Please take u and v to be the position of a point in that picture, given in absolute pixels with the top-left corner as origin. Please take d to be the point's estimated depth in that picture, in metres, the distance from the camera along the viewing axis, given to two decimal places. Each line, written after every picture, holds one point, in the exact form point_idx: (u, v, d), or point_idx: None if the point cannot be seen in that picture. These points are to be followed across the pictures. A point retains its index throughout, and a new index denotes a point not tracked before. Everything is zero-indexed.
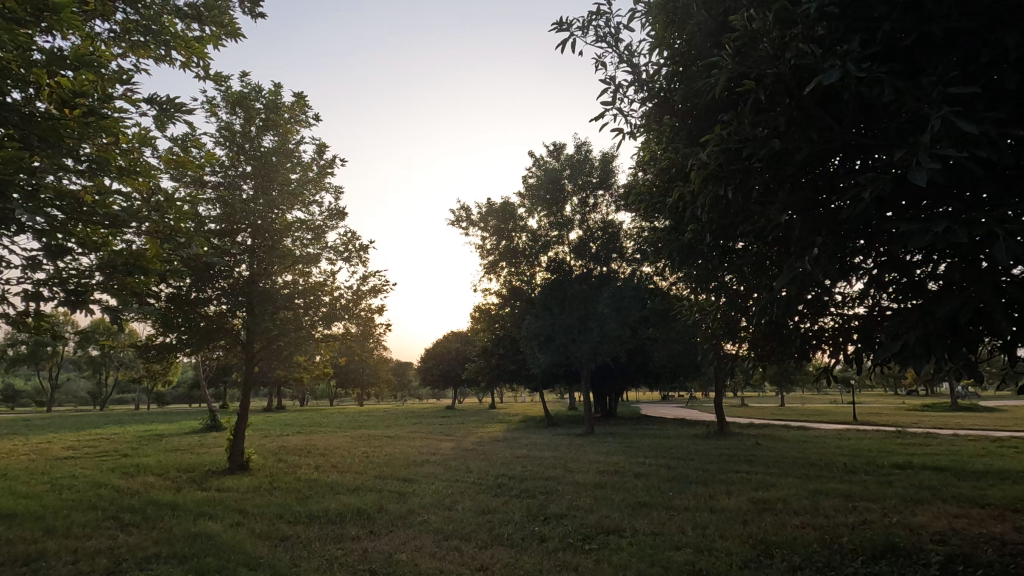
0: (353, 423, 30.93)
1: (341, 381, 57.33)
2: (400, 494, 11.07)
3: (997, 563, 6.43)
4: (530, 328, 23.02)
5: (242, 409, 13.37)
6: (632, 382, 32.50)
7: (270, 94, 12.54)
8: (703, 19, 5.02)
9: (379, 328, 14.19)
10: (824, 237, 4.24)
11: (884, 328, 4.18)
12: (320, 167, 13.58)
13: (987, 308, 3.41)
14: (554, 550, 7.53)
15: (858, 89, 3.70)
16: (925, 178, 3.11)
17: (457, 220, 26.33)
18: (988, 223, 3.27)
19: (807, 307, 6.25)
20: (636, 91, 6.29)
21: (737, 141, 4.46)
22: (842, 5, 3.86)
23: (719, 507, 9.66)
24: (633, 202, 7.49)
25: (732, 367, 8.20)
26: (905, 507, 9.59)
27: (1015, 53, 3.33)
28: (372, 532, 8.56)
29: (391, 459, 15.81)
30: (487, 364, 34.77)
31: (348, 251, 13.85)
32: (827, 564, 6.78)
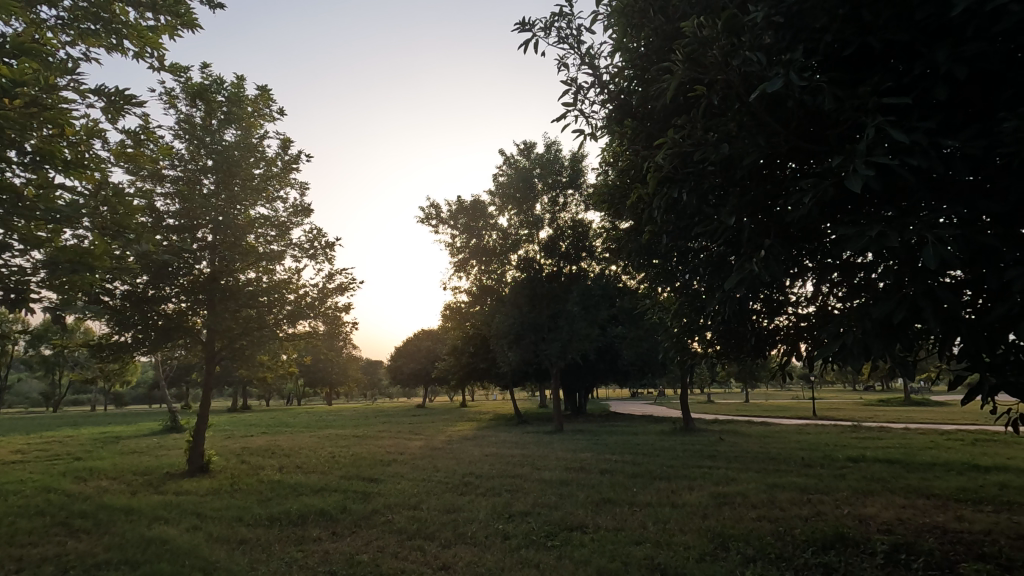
0: (319, 423, 30.36)
1: (309, 381, 56.27)
2: (364, 494, 10.96)
3: (936, 551, 6.74)
4: (500, 326, 23.07)
5: (202, 409, 13.03)
6: (601, 380, 32.84)
7: (232, 87, 12.23)
8: (660, 24, 5.10)
9: (345, 327, 14.00)
10: (772, 240, 4.37)
11: (827, 327, 4.34)
12: (286, 162, 13.34)
13: (918, 309, 3.56)
14: (517, 548, 7.58)
15: (802, 97, 3.84)
16: (860, 184, 3.25)
17: (427, 217, 26.13)
18: (918, 228, 3.42)
19: (763, 305, 6.40)
20: (597, 93, 6.33)
21: (690, 144, 4.57)
22: (788, 15, 4.00)
23: (681, 502, 9.87)
24: (598, 202, 7.58)
25: (694, 366, 8.38)
26: (855, 498, 9.98)
27: (945, 66, 3.50)
28: (335, 533, 8.46)
29: (358, 458, 15.65)
30: (457, 363, 34.64)
31: (313, 248, 13.65)
32: (780, 556, 7.00)
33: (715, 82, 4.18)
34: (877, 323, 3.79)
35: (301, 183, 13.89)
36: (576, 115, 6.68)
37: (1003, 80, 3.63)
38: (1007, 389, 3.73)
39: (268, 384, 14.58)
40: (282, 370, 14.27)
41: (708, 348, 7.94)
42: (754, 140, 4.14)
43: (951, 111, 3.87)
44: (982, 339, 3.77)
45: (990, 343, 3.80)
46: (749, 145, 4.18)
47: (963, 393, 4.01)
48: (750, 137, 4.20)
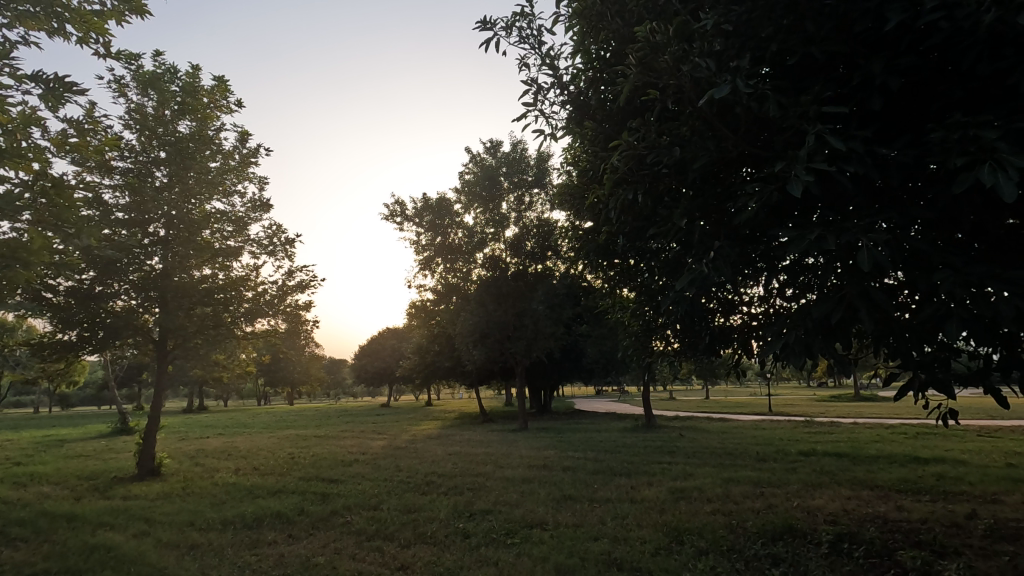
0: (278, 424, 29.61)
1: (269, 381, 54.82)
2: (323, 495, 10.76)
3: (876, 539, 7.06)
4: (465, 325, 22.99)
5: (154, 411, 12.55)
6: (566, 379, 33.13)
7: (187, 76, 11.82)
8: (618, 27, 5.16)
9: (306, 326, 13.69)
10: (721, 241, 4.50)
11: (773, 326, 4.48)
12: (244, 156, 12.96)
13: (853, 309, 3.72)
14: (476, 546, 7.58)
15: (748, 104, 3.97)
16: (800, 189, 3.38)
17: (392, 215, 25.83)
18: (854, 231, 3.58)
19: (718, 304, 6.58)
20: (557, 94, 6.35)
21: (644, 147, 4.66)
22: (736, 24, 4.13)
23: (639, 497, 10.06)
24: (560, 202, 7.64)
25: (654, 364, 8.54)
26: (805, 490, 10.38)
27: (880, 78, 3.67)
28: (291, 536, 8.28)
29: (318, 459, 15.35)
30: (421, 361, 34.34)
31: (272, 245, 13.32)
32: (731, 548, 7.22)
33: (668, 86, 4.29)
34: (817, 322, 3.96)
35: (260, 177, 13.53)
36: (537, 115, 6.69)
37: (933, 92, 3.84)
38: (935, 385, 3.94)
39: (223, 384, 14.15)
40: (238, 370, 13.87)
41: (667, 347, 8.10)
42: (704, 144, 4.26)
43: (886, 121, 4.06)
44: (914, 338, 3.96)
45: (920, 342, 4.00)
46: (700, 150, 4.30)
47: (896, 390, 4.19)
48: (701, 140, 4.31)
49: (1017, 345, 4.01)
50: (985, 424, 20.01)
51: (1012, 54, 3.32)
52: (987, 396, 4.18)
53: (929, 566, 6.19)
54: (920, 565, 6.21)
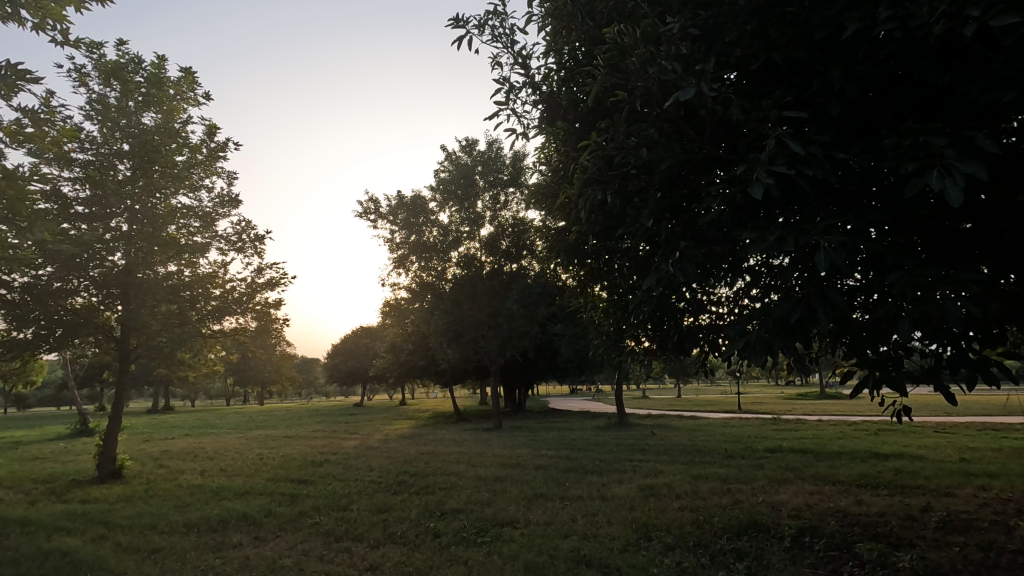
0: (247, 424, 29.00)
1: (238, 380, 53.66)
2: (292, 496, 10.58)
3: (837, 533, 7.27)
4: (439, 324, 22.88)
5: (115, 412, 12.16)
6: (541, 377, 33.26)
7: (152, 67, 11.47)
8: (588, 28, 5.20)
9: (276, 324, 13.42)
10: (687, 241, 4.58)
11: (736, 325, 4.59)
12: (211, 150, 12.64)
13: (810, 310, 3.84)
14: (446, 546, 7.56)
15: (712, 107, 4.05)
16: (761, 191, 3.48)
17: (366, 212, 25.53)
18: (811, 233, 3.70)
19: (687, 304, 6.68)
20: (528, 94, 6.36)
21: (612, 148, 4.72)
22: (702, 28, 4.21)
23: (610, 495, 10.17)
24: (533, 201, 7.66)
25: (626, 363, 8.62)
26: (770, 486, 10.63)
27: (838, 85, 3.78)
28: (257, 538, 8.13)
29: (287, 460, 15.07)
30: (395, 360, 34.04)
31: (241, 241, 13.04)
32: (697, 543, 7.35)
33: (636, 88, 4.35)
34: (777, 321, 4.06)
35: (229, 172, 13.22)
36: (509, 114, 6.69)
37: (888, 100, 3.98)
38: (887, 381, 4.09)
39: (189, 383, 13.80)
40: (205, 368, 13.55)
41: (639, 347, 8.18)
42: (670, 146, 4.34)
43: (845, 126, 4.18)
44: (869, 336, 4.09)
45: (874, 341, 4.15)
46: (666, 151, 4.37)
47: (852, 387, 4.32)
48: (668, 142, 4.38)
49: (965, 344, 4.18)
50: (941, 420, 20.78)
51: (960, 64, 3.47)
52: (937, 394, 4.34)
53: (885, 558, 6.37)
54: (877, 557, 6.39)
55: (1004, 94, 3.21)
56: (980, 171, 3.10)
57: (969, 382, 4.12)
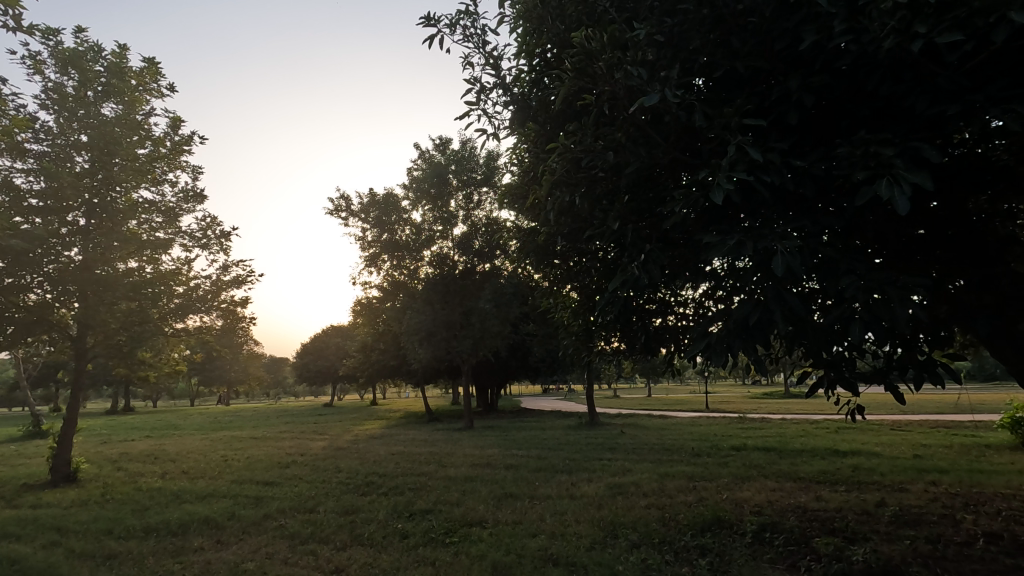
0: (212, 425, 28.30)
1: (203, 380, 52.30)
2: (257, 499, 10.37)
3: (795, 529, 7.50)
4: (411, 323, 22.71)
5: (70, 413, 11.72)
6: (513, 377, 33.32)
7: (113, 56, 11.08)
8: (558, 31, 5.25)
9: (243, 323, 13.12)
10: (651, 245, 4.67)
11: (699, 327, 4.70)
12: (175, 143, 12.28)
13: (767, 312, 3.96)
14: (414, 546, 7.52)
15: (677, 113, 4.14)
16: (721, 197, 3.58)
17: (337, 210, 25.16)
18: (768, 238, 3.81)
19: (654, 305, 6.80)
20: (499, 94, 6.38)
21: (580, 151, 4.78)
22: (668, 35, 4.30)
23: (579, 493, 10.28)
24: (505, 201, 7.68)
25: (596, 363, 8.71)
26: (735, 483, 10.88)
27: (796, 94, 3.92)
28: (219, 541, 7.95)
29: (253, 462, 14.76)
30: (366, 360, 33.69)
31: (205, 238, 12.70)
32: (662, 540, 7.49)
33: (603, 92, 4.41)
34: (737, 323, 4.18)
35: (194, 167, 12.87)
36: (480, 115, 6.69)
37: (843, 111, 4.12)
38: (840, 381, 4.24)
39: (150, 383, 13.39)
40: (167, 368, 13.17)
41: (608, 347, 8.26)
42: (636, 150, 4.42)
43: (803, 135, 4.31)
44: (824, 338, 4.25)
45: (828, 342, 4.30)
46: (632, 155, 4.45)
47: (807, 387, 4.46)
48: (634, 146, 4.46)
49: (913, 345, 4.37)
50: (897, 418, 21.56)
51: (910, 78, 3.62)
52: (887, 393, 4.52)
53: (841, 551, 6.58)
54: (833, 551, 6.59)
55: (949, 107, 3.41)
56: (926, 180, 3.25)
57: (916, 383, 4.30)
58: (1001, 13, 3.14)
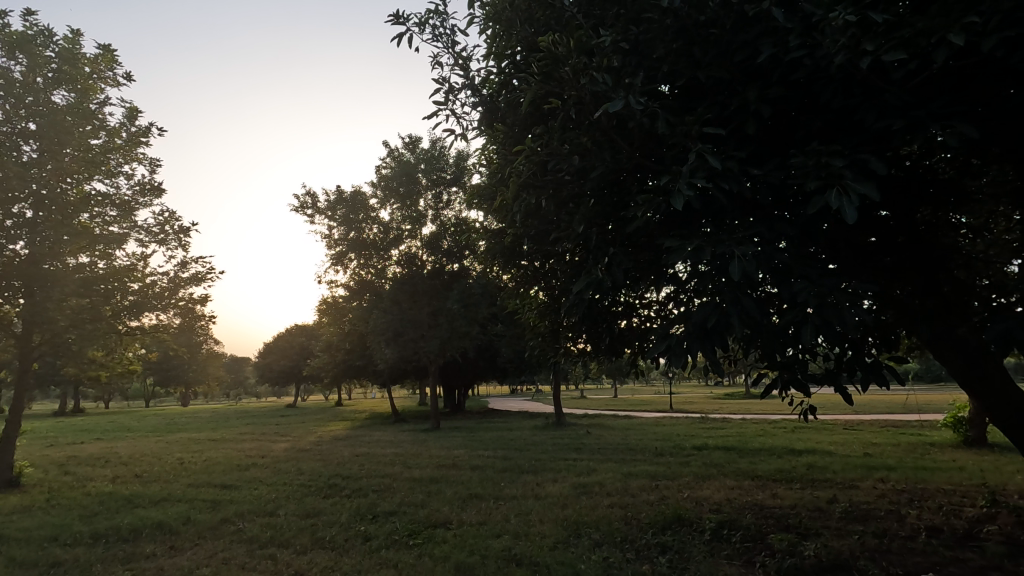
0: (168, 427, 27.34)
1: (159, 380, 50.49)
2: (214, 502, 10.07)
3: (752, 525, 7.73)
4: (378, 323, 22.46)
5: (13, 414, 11.13)
6: (481, 378, 33.29)
7: (66, 42, 10.61)
8: (527, 34, 5.29)
9: (202, 321, 12.74)
10: (615, 248, 4.75)
11: (660, 329, 4.80)
12: (131, 134, 11.84)
13: (725, 316, 4.09)
14: (376, 549, 7.45)
15: (640, 119, 4.23)
16: (681, 203, 3.67)
17: (303, 207, 24.68)
18: (726, 244, 3.93)
19: (619, 307, 6.92)
20: (468, 95, 6.38)
21: (546, 154, 4.83)
22: (633, 43, 4.40)
23: (544, 493, 10.36)
24: (473, 201, 7.67)
25: (562, 364, 8.78)
26: (695, 482, 11.15)
27: (754, 105, 4.05)
28: (173, 547, 7.70)
29: (211, 464, 14.34)
30: (331, 360, 33.13)
31: (163, 233, 12.28)
32: (624, 538, 7.62)
33: (569, 96, 4.48)
34: (696, 326, 4.29)
35: (151, 160, 12.44)
36: (448, 115, 6.67)
37: (797, 122, 4.29)
38: (792, 380, 4.44)
39: (101, 383, 12.85)
40: (120, 367, 12.67)
41: (574, 348, 8.33)
42: (601, 155, 4.49)
43: (760, 144, 4.45)
44: (778, 341, 4.40)
45: (783, 345, 4.45)
46: (597, 159, 4.52)
47: (763, 387, 4.62)
48: (599, 151, 4.54)
49: (861, 348, 4.57)
50: (849, 418, 22.46)
51: (860, 93, 3.78)
52: (836, 394, 4.71)
53: (794, 547, 6.80)
54: (786, 546, 6.80)
55: (895, 122, 3.60)
56: (872, 192, 3.40)
57: (862, 384, 4.52)
58: (941, 34, 3.34)
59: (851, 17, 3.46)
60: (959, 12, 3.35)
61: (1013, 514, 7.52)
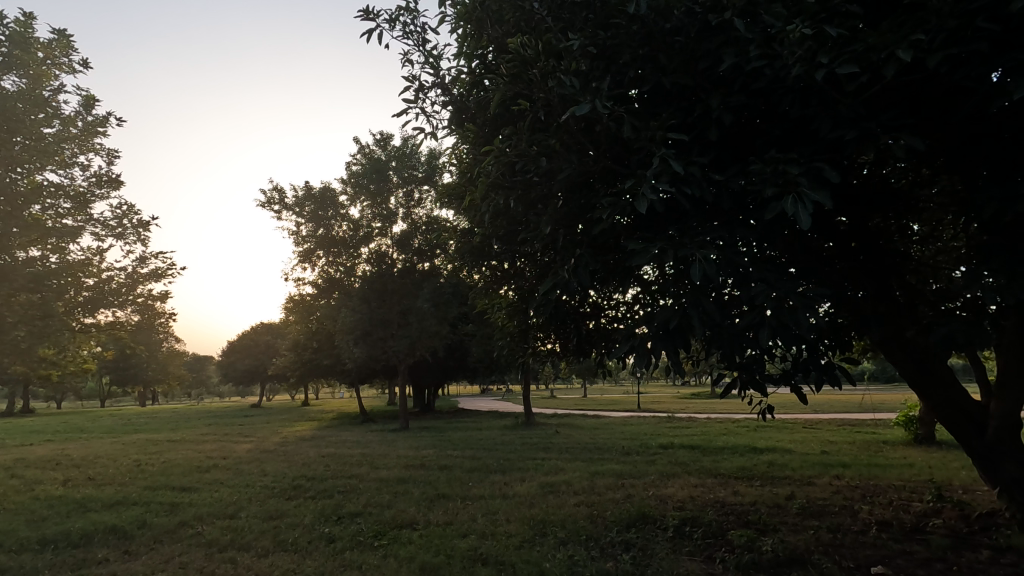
0: (124, 427, 26.42)
1: (116, 379, 48.79)
2: (171, 505, 9.78)
3: (713, 522, 7.92)
4: (346, 321, 22.16)
5: None
6: (451, 377, 33.15)
7: (17, 25, 10.15)
8: (497, 35, 5.31)
9: (161, 318, 12.34)
10: (582, 250, 4.80)
11: (625, 330, 4.87)
12: (87, 124, 11.39)
13: (687, 317, 4.19)
14: (341, 550, 7.35)
15: (607, 123, 4.30)
16: (645, 206, 3.74)
17: (269, 202, 24.17)
18: (687, 248, 4.05)
19: (588, 307, 6.99)
20: (438, 94, 6.35)
21: (514, 155, 4.86)
22: (600, 48, 4.47)
23: (511, 492, 10.40)
24: (442, 201, 7.65)
25: (531, 364, 8.81)
26: (660, 480, 11.35)
27: (716, 112, 4.16)
28: (127, 552, 7.44)
29: (169, 466, 13.92)
30: (298, 359, 32.55)
31: (121, 227, 11.85)
32: (589, 536, 7.71)
33: (537, 98, 4.53)
34: (658, 327, 4.38)
35: (109, 150, 11.99)
36: (417, 113, 6.64)
37: (756, 130, 4.43)
38: (750, 380, 4.59)
39: (52, 382, 12.34)
40: (72, 366, 12.18)
41: (543, 348, 8.38)
42: (568, 157, 4.55)
43: (721, 151, 4.57)
44: (738, 343, 4.51)
45: (742, 347, 4.57)
46: (563, 161, 4.58)
47: (725, 387, 4.75)
48: (566, 154, 4.59)
49: (816, 349, 4.73)
50: (809, 417, 23.17)
51: (816, 103, 3.93)
52: (792, 394, 4.86)
53: (752, 542, 6.98)
54: (746, 542, 6.98)
55: (847, 132, 3.74)
56: (825, 198, 3.54)
57: (816, 384, 4.71)
58: (890, 49, 3.51)
59: (807, 30, 3.61)
60: (907, 29, 3.53)
61: (957, 508, 7.89)
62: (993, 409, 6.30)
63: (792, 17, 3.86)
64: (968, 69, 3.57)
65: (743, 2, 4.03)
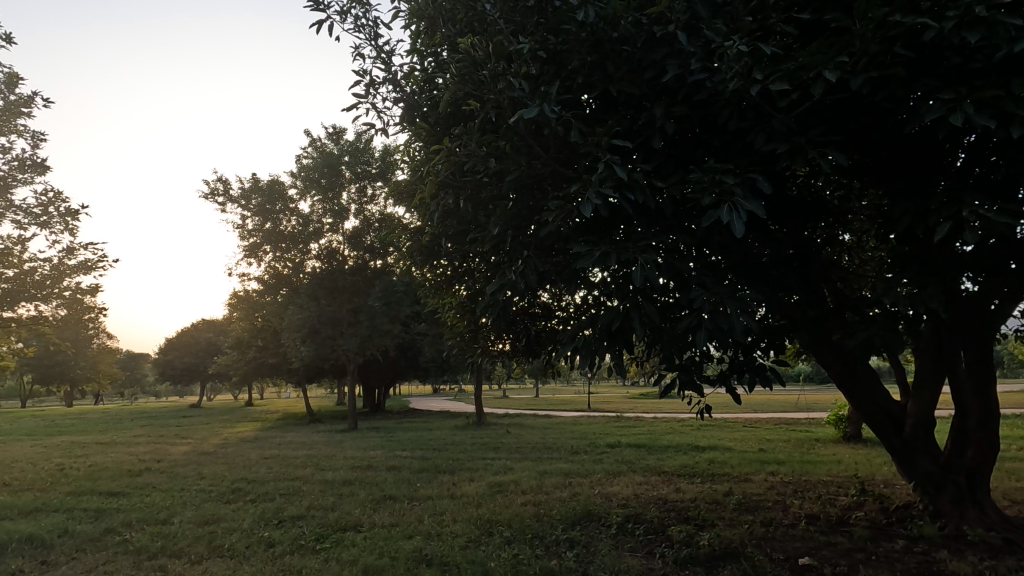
0: (46, 430, 24.68)
1: (40, 376, 45.69)
2: (97, 512, 9.22)
3: (655, 518, 8.16)
4: (293, 319, 21.51)
5: None
6: (402, 377, 32.68)
7: None
8: (450, 33, 5.30)
9: (90, 313, 11.63)
10: (529, 252, 4.84)
11: (570, 332, 4.94)
12: (10, 104, 10.60)
13: (628, 318, 4.29)
14: (280, 555, 7.14)
15: (555, 127, 4.37)
16: (589, 211, 3.82)
17: (213, 193, 23.18)
18: (630, 252, 4.15)
19: (539, 307, 7.05)
20: (389, 90, 6.28)
21: (464, 155, 4.85)
22: (550, 53, 4.53)
23: (460, 493, 10.37)
24: (393, 199, 7.53)
25: (481, 364, 8.81)
26: (606, 478, 11.59)
27: (659, 121, 4.29)
28: (45, 562, 6.99)
29: (96, 470, 13.12)
30: (242, 358, 31.34)
31: (47, 215, 11.10)
32: (535, 534, 7.78)
33: (487, 100, 4.54)
34: (602, 328, 4.46)
35: (34, 133, 11.22)
36: (369, 109, 6.53)
37: (698, 140, 4.58)
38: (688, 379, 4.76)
39: None
40: None
41: (494, 347, 8.41)
42: (517, 159, 4.58)
43: (664, 159, 4.70)
44: (677, 344, 4.66)
45: (681, 348, 4.73)
46: (511, 163, 4.62)
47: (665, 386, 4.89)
48: (515, 156, 4.63)
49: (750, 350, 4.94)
50: (750, 416, 24.13)
51: (752, 116, 4.10)
52: (727, 393, 5.06)
53: (690, 537, 7.22)
54: (684, 537, 7.23)
55: (779, 146, 3.93)
56: (757, 207, 3.73)
57: (750, 384, 4.95)
58: (819, 70, 3.73)
59: (744, 47, 3.79)
60: (835, 51, 3.74)
61: (877, 501, 8.43)
62: (911, 409, 6.79)
63: (731, 34, 4.04)
64: (887, 91, 3.83)
65: (687, 16, 4.18)
